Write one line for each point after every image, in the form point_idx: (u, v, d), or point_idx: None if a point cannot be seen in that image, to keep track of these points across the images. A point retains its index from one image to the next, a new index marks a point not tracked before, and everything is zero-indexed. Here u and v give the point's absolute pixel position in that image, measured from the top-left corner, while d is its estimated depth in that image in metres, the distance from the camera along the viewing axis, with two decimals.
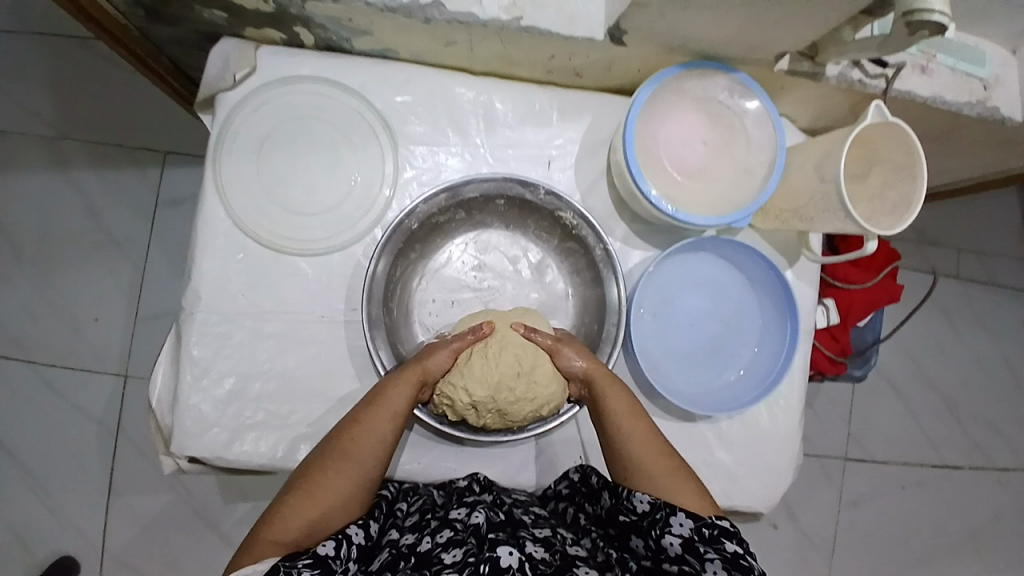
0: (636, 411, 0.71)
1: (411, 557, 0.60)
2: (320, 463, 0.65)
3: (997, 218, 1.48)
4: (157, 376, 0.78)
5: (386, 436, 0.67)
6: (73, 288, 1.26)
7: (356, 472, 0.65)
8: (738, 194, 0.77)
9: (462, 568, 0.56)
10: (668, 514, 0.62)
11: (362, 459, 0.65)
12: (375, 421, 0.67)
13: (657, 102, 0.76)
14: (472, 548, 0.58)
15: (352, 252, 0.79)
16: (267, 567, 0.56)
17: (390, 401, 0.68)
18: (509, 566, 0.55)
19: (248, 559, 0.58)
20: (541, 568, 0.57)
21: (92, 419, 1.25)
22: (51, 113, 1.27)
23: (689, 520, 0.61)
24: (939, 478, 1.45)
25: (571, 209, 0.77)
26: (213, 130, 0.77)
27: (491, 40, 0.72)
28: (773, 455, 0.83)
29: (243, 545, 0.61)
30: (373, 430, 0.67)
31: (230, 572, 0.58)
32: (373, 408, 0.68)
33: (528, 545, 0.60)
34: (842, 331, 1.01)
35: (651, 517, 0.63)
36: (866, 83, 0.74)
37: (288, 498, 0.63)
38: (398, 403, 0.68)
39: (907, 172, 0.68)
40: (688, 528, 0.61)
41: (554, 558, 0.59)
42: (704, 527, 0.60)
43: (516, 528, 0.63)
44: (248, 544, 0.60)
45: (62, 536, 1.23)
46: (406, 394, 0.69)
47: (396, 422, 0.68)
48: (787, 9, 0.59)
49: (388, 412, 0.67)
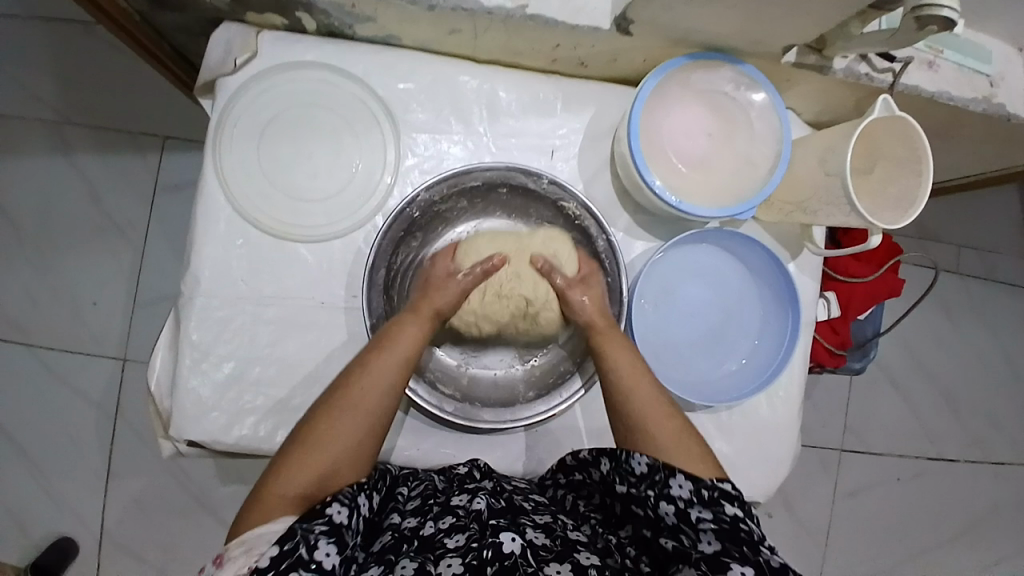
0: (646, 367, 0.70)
1: (414, 540, 0.60)
2: (326, 413, 0.63)
3: (998, 215, 1.48)
4: (157, 360, 0.78)
5: (394, 384, 0.66)
6: (72, 272, 1.26)
7: (366, 419, 0.63)
8: (741, 186, 0.77)
9: (465, 554, 0.56)
10: (667, 476, 0.60)
11: (370, 407, 0.64)
12: (383, 368, 0.66)
13: (661, 92, 0.75)
14: (475, 533, 0.58)
15: (353, 240, 0.78)
16: (284, 528, 0.55)
17: (397, 347, 0.67)
18: (512, 551, 0.56)
19: (258, 517, 0.56)
20: (542, 554, 0.57)
21: (91, 403, 1.25)
22: (50, 97, 1.26)
23: (688, 482, 0.59)
24: (934, 472, 1.46)
25: (574, 199, 0.77)
26: (214, 115, 0.76)
27: (496, 28, 0.71)
28: (771, 447, 0.84)
29: (247, 504, 0.58)
30: (381, 376, 0.65)
31: (238, 531, 0.56)
32: (383, 354, 0.66)
33: (529, 531, 0.60)
34: (842, 325, 1.02)
35: (649, 480, 0.61)
36: (873, 78, 0.74)
37: (294, 452, 0.61)
38: (409, 347, 0.68)
39: (911, 166, 0.68)
40: (687, 491, 0.59)
41: (555, 544, 0.59)
42: (703, 489, 0.58)
43: (517, 514, 0.63)
44: (255, 501, 0.58)
45: (61, 518, 1.24)
46: (416, 338, 0.69)
47: (404, 368, 0.67)
48: (795, 1, 0.59)
49: (399, 356, 0.66)
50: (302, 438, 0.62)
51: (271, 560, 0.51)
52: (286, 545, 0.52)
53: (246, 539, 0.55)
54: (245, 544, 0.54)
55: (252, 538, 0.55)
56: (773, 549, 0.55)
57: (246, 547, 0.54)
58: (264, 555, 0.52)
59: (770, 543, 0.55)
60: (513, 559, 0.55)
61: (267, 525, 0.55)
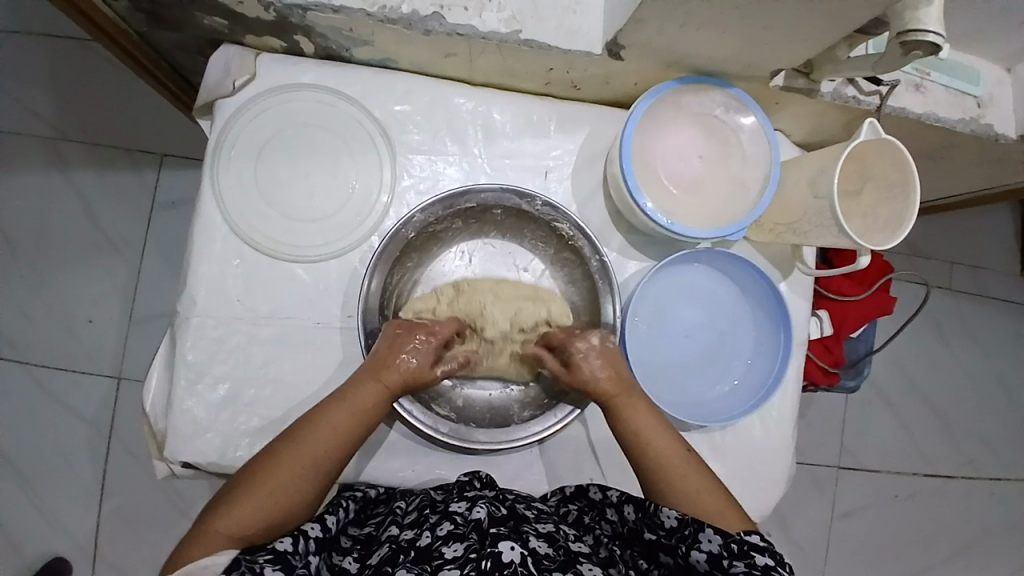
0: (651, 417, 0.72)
1: (410, 551, 0.59)
2: (277, 459, 0.65)
3: (988, 233, 1.49)
4: (152, 380, 0.77)
5: (348, 440, 0.67)
6: (67, 289, 1.26)
7: (322, 467, 0.66)
8: (732, 207, 0.78)
9: (463, 564, 0.56)
10: (696, 530, 0.60)
11: (320, 461, 0.66)
12: (339, 424, 0.67)
13: (654, 115, 0.77)
14: (474, 543, 0.58)
15: (349, 259, 0.79)
16: (228, 561, 0.57)
17: (359, 401, 0.69)
18: (511, 560, 0.56)
19: (204, 549, 0.59)
20: (545, 564, 0.58)
21: (84, 421, 1.25)
22: (48, 113, 1.27)
23: (717, 535, 0.59)
24: (930, 490, 1.46)
25: (567, 219, 0.78)
26: (212, 136, 0.77)
27: (491, 52, 0.73)
28: (766, 466, 0.84)
29: (190, 533, 0.62)
30: (336, 431, 0.67)
31: (182, 563, 0.58)
32: (344, 407, 0.68)
33: (532, 539, 0.60)
34: (836, 343, 1.02)
35: (679, 533, 0.61)
36: (860, 100, 0.75)
37: (241, 492, 0.63)
38: (372, 403, 0.69)
39: (899, 188, 0.69)
40: (717, 544, 0.59)
41: (557, 554, 0.60)
42: (732, 542, 0.59)
43: (518, 522, 0.63)
44: (196, 534, 0.61)
45: (51, 538, 1.22)
46: (381, 396, 0.70)
47: (364, 424, 0.69)
48: (784, 27, 0.60)
49: (360, 411, 0.68)
50: (251, 480, 0.64)
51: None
52: (232, 575, 0.54)
53: (191, 570, 0.56)
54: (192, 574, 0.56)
55: (196, 569, 0.56)
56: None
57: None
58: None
59: None
60: (513, 568, 0.55)
61: (213, 556, 0.58)
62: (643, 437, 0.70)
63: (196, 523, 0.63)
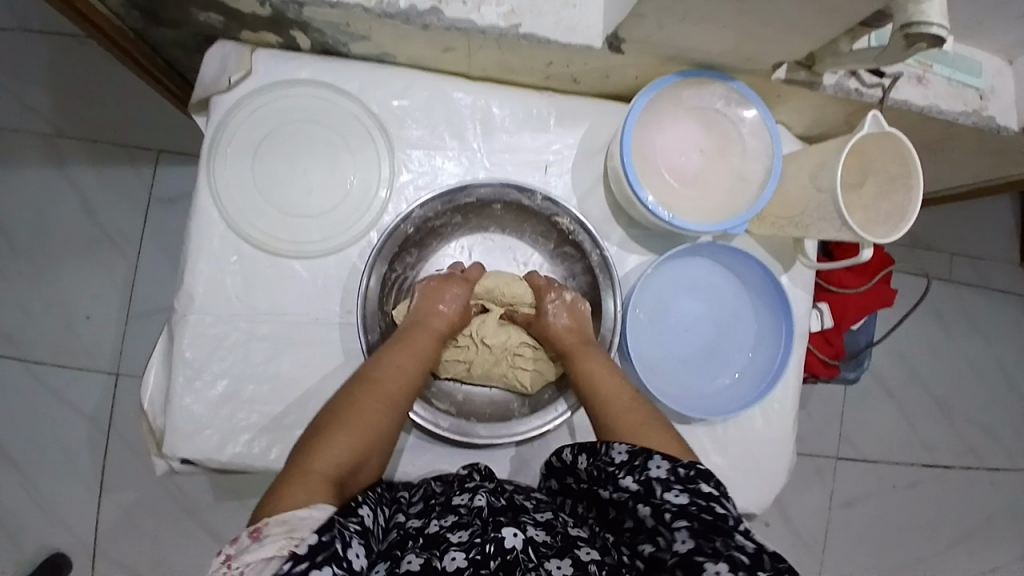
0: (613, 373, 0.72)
1: (419, 538, 0.59)
2: (357, 403, 0.65)
3: (989, 224, 1.49)
4: (151, 377, 0.77)
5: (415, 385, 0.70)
6: (65, 286, 1.26)
7: (393, 416, 0.66)
8: (733, 200, 0.77)
9: (469, 549, 0.56)
10: (645, 458, 0.60)
11: (397, 404, 0.67)
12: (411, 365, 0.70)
13: (655, 108, 0.76)
14: (478, 529, 0.59)
15: (348, 256, 0.78)
16: (326, 517, 0.53)
17: (413, 350, 0.71)
18: (513, 547, 0.57)
19: (297, 495, 0.55)
20: (543, 550, 0.57)
21: (84, 417, 1.25)
22: (44, 110, 1.26)
23: (665, 461, 0.59)
24: (929, 479, 1.46)
25: (567, 214, 0.77)
26: (208, 133, 0.76)
27: (490, 47, 0.72)
28: (766, 459, 0.84)
29: (281, 481, 0.57)
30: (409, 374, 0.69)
31: (273, 510, 0.54)
32: (403, 355, 0.70)
33: (530, 528, 0.60)
34: (836, 335, 1.02)
35: (629, 464, 0.60)
36: (862, 93, 0.75)
37: (325, 434, 0.61)
38: (426, 354, 0.72)
39: (902, 181, 0.68)
40: (665, 469, 0.58)
41: (555, 540, 0.59)
42: (679, 468, 0.58)
43: (517, 511, 0.64)
44: (290, 480, 0.57)
45: (53, 533, 1.23)
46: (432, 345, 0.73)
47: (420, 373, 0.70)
48: (783, 21, 0.60)
49: (417, 358, 0.70)
50: (333, 421, 0.63)
51: (312, 546, 0.50)
52: (325, 534, 0.51)
53: (286, 520, 0.52)
54: (290, 523, 0.52)
55: (295, 517, 0.52)
56: (748, 533, 0.53)
57: (287, 527, 0.51)
58: (304, 540, 0.50)
59: (744, 528, 0.54)
60: (514, 555, 0.56)
61: (312, 506, 0.54)
62: (600, 382, 0.71)
63: (275, 480, 0.58)
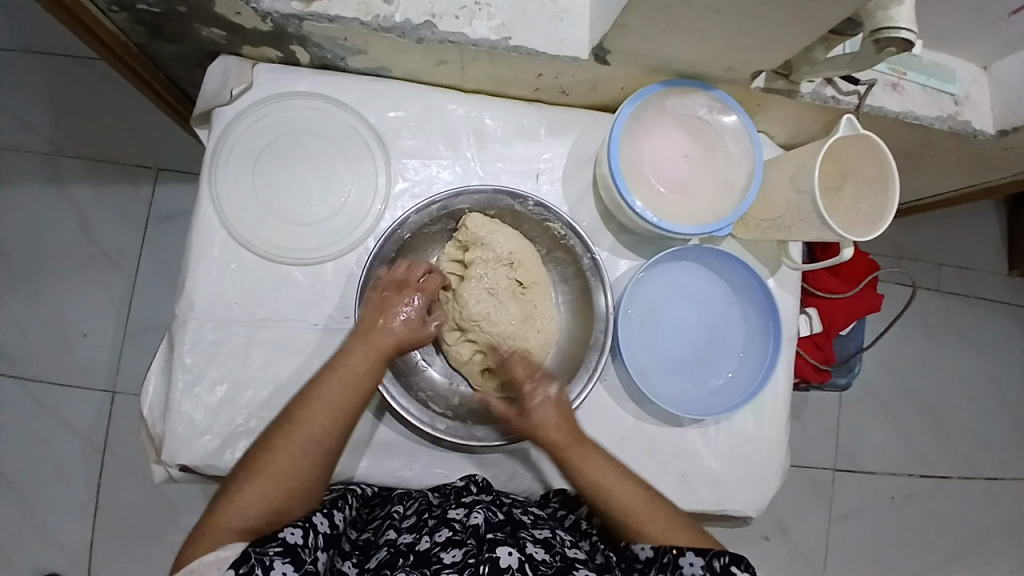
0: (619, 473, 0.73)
1: (410, 555, 0.63)
2: (278, 444, 0.66)
3: (972, 233, 1.52)
4: (150, 383, 0.78)
5: (340, 419, 0.68)
6: (64, 303, 1.27)
7: (318, 448, 0.67)
8: (718, 204, 0.80)
9: (462, 569, 0.59)
10: (677, 556, 0.66)
11: (316, 448, 0.67)
12: (333, 401, 0.68)
13: (641, 118, 0.79)
14: (472, 548, 0.62)
15: (345, 262, 0.80)
16: (236, 555, 0.60)
17: (342, 381, 0.69)
18: (508, 566, 0.59)
19: (205, 546, 0.61)
20: (540, 569, 0.62)
21: (80, 435, 1.24)
22: (45, 129, 1.28)
23: (699, 559, 0.65)
24: (924, 488, 1.47)
25: (558, 219, 0.80)
26: (209, 144, 0.79)
27: (482, 59, 0.75)
28: (759, 461, 0.85)
29: (201, 526, 0.64)
30: (329, 411, 0.68)
31: (182, 564, 0.61)
32: (331, 387, 0.68)
33: (528, 546, 0.64)
34: (825, 341, 1.05)
35: (658, 563, 0.67)
36: (839, 100, 0.78)
37: (241, 481, 0.65)
38: (357, 380, 0.69)
39: (879, 182, 0.71)
40: (698, 567, 0.65)
41: (553, 560, 0.64)
42: (715, 560, 0.64)
43: (516, 529, 0.67)
44: (202, 531, 0.63)
45: (45, 552, 1.22)
46: (366, 367, 0.70)
47: (349, 402, 0.69)
48: (760, 32, 0.63)
49: (343, 386, 0.68)
50: (251, 469, 0.66)
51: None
52: (241, 569, 0.57)
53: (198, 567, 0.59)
54: (195, 571, 0.59)
55: (201, 566, 0.59)
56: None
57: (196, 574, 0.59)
58: None
59: None
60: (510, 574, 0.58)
61: (218, 551, 0.60)
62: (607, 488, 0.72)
63: (203, 518, 0.65)
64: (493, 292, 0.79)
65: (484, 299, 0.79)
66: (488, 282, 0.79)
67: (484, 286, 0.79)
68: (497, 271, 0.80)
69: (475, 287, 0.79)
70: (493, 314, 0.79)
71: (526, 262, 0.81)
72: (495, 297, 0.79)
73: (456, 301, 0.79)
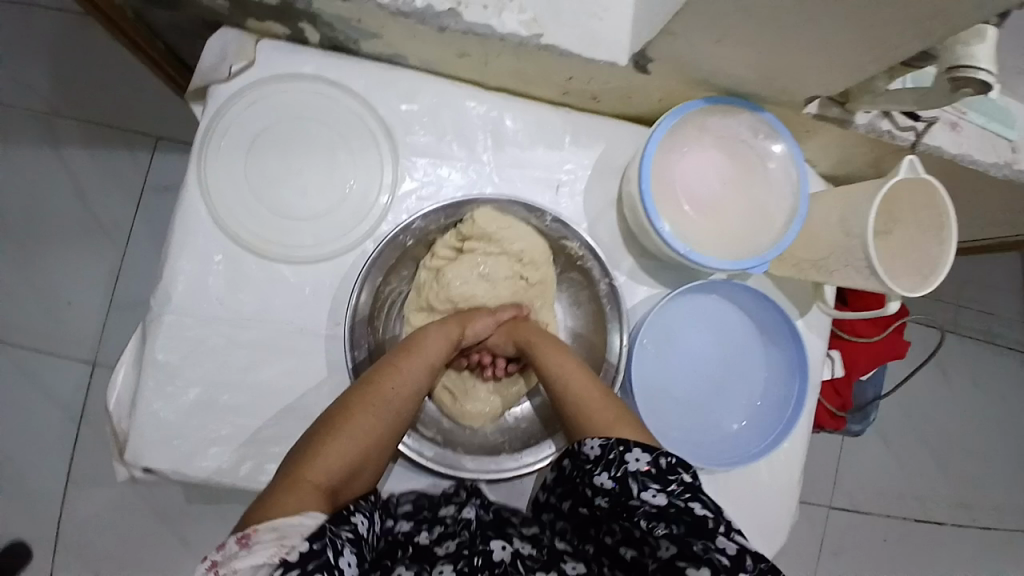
0: (572, 366, 0.69)
1: (408, 547, 0.60)
2: (353, 406, 0.62)
3: (1004, 278, 1.44)
4: (119, 376, 0.72)
5: (416, 393, 0.66)
6: (49, 268, 1.21)
7: (395, 418, 0.63)
8: (755, 237, 0.73)
9: (456, 559, 0.58)
10: (622, 452, 0.58)
11: (394, 418, 0.63)
12: (411, 375, 0.66)
13: (677, 134, 0.72)
14: (465, 540, 0.61)
15: (341, 264, 0.74)
16: (315, 526, 0.50)
17: (422, 355, 0.68)
18: (501, 560, 0.59)
19: (281, 500, 0.52)
20: (529, 564, 0.59)
21: (56, 406, 1.19)
22: (42, 87, 1.21)
23: (644, 453, 0.57)
24: (923, 535, 1.41)
25: (577, 238, 0.73)
26: (203, 121, 0.72)
27: (507, 54, 0.68)
28: (769, 513, 0.79)
29: (266, 493, 0.54)
30: (409, 383, 0.65)
31: (253, 520, 0.51)
32: (412, 356, 0.67)
33: (517, 541, 0.62)
34: (845, 385, 0.98)
35: (604, 460, 0.59)
36: (895, 135, 0.71)
37: (318, 441, 0.59)
38: (433, 356, 0.68)
39: (933, 231, 0.65)
40: (644, 462, 0.57)
41: (541, 553, 0.61)
42: (660, 458, 0.57)
43: (503, 525, 0.64)
44: (278, 488, 0.54)
45: (12, 524, 1.17)
46: (441, 347, 0.69)
47: (424, 376, 0.67)
48: (825, 53, 0.56)
49: (425, 361, 0.67)
50: (329, 427, 0.60)
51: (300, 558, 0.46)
52: (315, 543, 0.48)
53: (276, 526, 0.49)
54: (277, 531, 0.48)
55: (283, 525, 0.49)
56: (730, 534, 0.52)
57: (277, 535, 0.48)
58: (295, 547, 0.47)
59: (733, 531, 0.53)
60: (502, 567, 0.58)
61: (297, 513, 0.51)
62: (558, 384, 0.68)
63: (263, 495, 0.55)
64: (489, 278, 0.75)
65: (473, 281, 0.74)
66: (485, 268, 0.74)
67: (479, 271, 0.74)
68: (499, 262, 0.75)
69: (465, 270, 0.73)
70: (480, 297, 0.75)
71: (535, 262, 0.75)
72: (490, 284, 0.75)
73: (438, 279, 0.73)
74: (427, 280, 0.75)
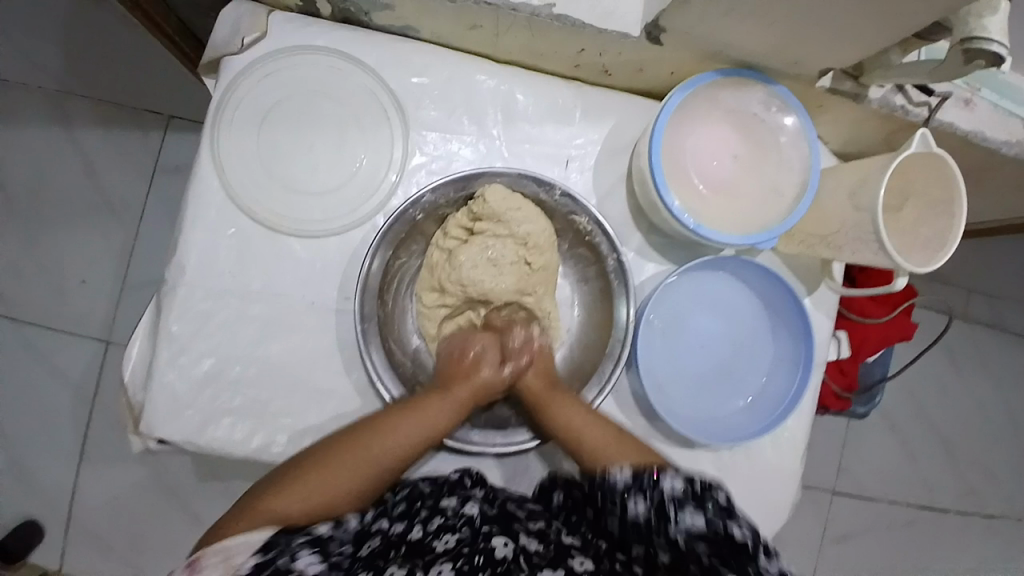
0: (586, 416, 0.70)
1: (401, 545, 0.60)
2: (342, 451, 0.65)
3: (1015, 264, 1.43)
4: (134, 346, 0.73)
5: (405, 453, 0.66)
6: (61, 246, 1.22)
7: (378, 469, 0.65)
8: (764, 214, 0.73)
9: (456, 557, 0.58)
10: (657, 477, 0.60)
11: (376, 469, 0.65)
12: (404, 433, 0.66)
13: (689, 108, 0.72)
14: (466, 537, 0.60)
15: (350, 238, 0.74)
16: (264, 540, 0.55)
17: (421, 417, 0.67)
18: (504, 557, 0.59)
19: (244, 523, 0.57)
20: (535, 560, 0.60)
21: (69, 382, 1.21)
22: (54, 64, 1.22)
23: (679, 478, 0.59)
24: (925, 520, 1.41)
25: (585, 213, 0.73)
26: (216, 94, 0.72)
27: (519, 27, 0.67)
28: (773, 492, 0.79)
29: (242, 508, 0.60)
30: (399, 442, 0.66)
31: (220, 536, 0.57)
32: (410, 414, 0.67)
33: (522, 538, 0.62)
34: (852, 366, 0.98)
35: (637, 485, 0.60)
36: (908, 111, 0.70)
37: (302, 474, 0.63)
38: (434, 419, 0.68)
39: (944, 207, 0.64)
40: (679, 486, 0.59)
41: (548, 550, 0.62)
42: (695, 482, 0.59)
43: (508, 521, 0.65)
44: (252, 509, 0.59)
45: (28, 497, 1.19)
46: (451, 411, 0.69)
47: (418, 441, 0.67)
48: (838, 23, 0.55)
49: (423, 424, 0.67)
50: (317, 462, 0.64)
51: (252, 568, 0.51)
52: (267, 555, 0.53)
53: (224, 548, 0.54)
54: (223, 551, 0.53)
55: (230, 546, 0.54)
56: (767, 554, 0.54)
57: (221, 556, 0.53)
58: (243, 565, 0.52)
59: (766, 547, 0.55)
60: (505, 565, 0.58)
61: (246, 534, 0.55)
62: (571, 427, 0.69)
63: (248, 502, 0.61)
64: (496, 263, 0.72)
65: (481, 266, 0.72)
66: (493, 252, 0.72)
67: (487, 254, 0.72)
68: (506, 245, 0.72)
69: (474, 253, 0.72)
70: (487, 285, 0.73)
71: (540, 246, 0.73)
72: (496, 269, 0.73)
73: (450, 260, 0.73)
74: (439, 260, 0.74)
